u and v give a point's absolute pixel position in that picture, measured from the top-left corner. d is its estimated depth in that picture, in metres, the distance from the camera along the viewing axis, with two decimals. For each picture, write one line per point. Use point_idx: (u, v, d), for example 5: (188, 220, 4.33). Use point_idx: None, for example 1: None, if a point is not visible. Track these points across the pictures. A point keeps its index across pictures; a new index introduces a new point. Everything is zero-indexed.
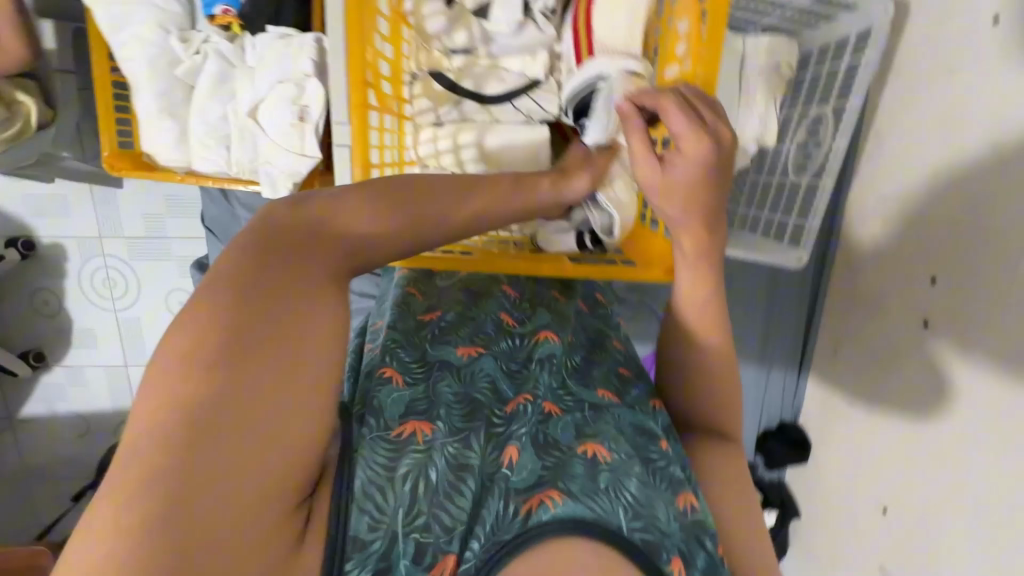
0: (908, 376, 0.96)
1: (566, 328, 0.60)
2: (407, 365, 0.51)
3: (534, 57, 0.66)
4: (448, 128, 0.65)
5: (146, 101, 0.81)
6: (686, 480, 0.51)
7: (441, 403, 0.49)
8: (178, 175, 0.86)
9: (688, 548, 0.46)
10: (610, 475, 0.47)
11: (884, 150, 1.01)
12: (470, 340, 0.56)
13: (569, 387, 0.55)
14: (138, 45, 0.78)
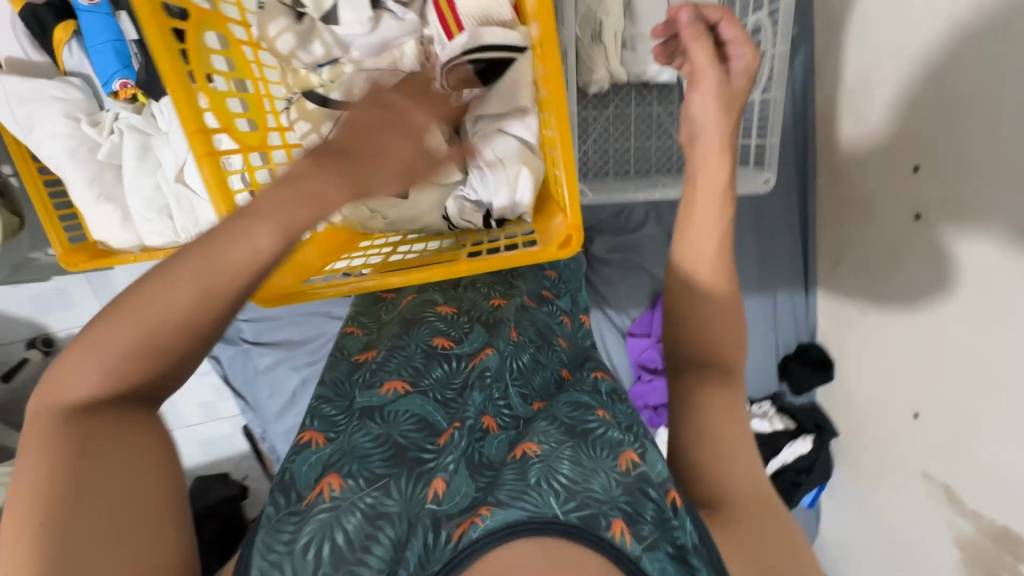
0: (915, 275, 0.90)
1: (499, 335, 0.60)
2: (331, 421, 0.55)
3: (404, 47, 0.62)
4: (335, 146, 0.61)
5: (82, 192, 0.82)
6: (626, 439, 0.49)
7: (355, 457, 0.50)
8: (134, 254, 0.87)
9: (635, 510, 0.44)
10: (541, 466, 0.46)
11: (840, 40, 0.92)
12: (398, 375, 0.57)
13: (508, 397, 0.56)
14: (53, 140, 0.78)
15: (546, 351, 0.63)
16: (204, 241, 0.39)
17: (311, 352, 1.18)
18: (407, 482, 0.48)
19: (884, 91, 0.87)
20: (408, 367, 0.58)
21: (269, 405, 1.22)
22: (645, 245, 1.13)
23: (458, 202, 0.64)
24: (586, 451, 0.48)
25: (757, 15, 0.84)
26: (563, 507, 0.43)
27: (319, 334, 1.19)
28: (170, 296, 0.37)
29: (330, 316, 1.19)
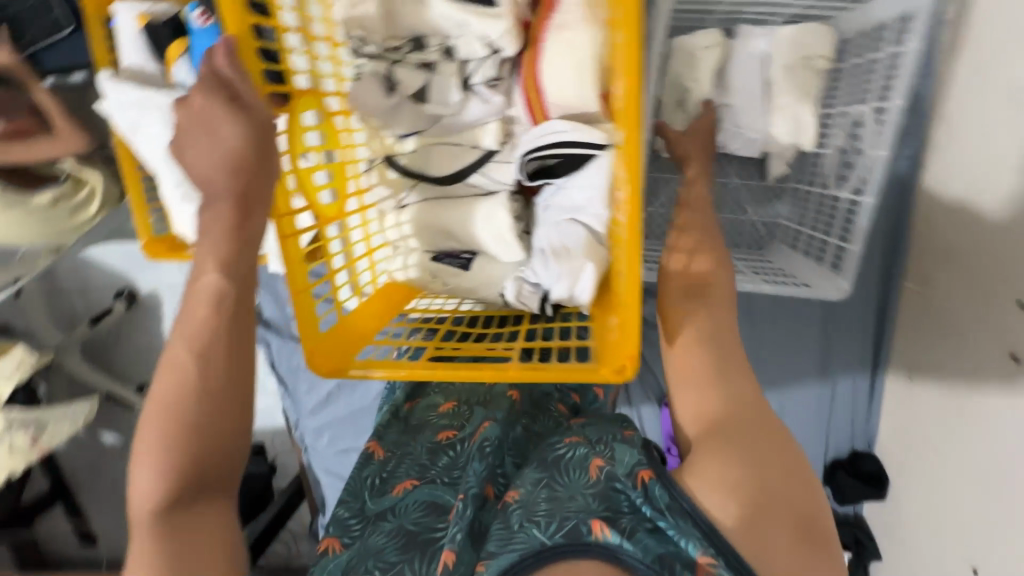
0: (990, 427, 0.72)
1: (494, 409, 0.64)
2: (346, 526, 0.57)
3: (484, 128, 0.62)
4: (408, 211, 0.65)
5: (170, 191, 0.88)
6: (591, 450, 0.55)
7: (371, 555, 0.51)
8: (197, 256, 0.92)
9: (612, 507, 0.49)
10: (521, 510, 0.51)
11: (958, 132, 0.75)
12: (408, 475, 0.59)
13: (506, 466, 0.58)
14: (152, 146, 0.84)
15: (541, 416, 0.66)
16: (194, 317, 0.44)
17: None
18: (421, 564, 0.49)
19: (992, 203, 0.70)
20: (415, 465, 0.60)
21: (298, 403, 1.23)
22: None
23: (516, 284, 0.63)
24: (558, 480, 0.53)
25: (863, 106, 0.77)
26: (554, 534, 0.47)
27: None
28: (178, 370, 0.44)
29: None
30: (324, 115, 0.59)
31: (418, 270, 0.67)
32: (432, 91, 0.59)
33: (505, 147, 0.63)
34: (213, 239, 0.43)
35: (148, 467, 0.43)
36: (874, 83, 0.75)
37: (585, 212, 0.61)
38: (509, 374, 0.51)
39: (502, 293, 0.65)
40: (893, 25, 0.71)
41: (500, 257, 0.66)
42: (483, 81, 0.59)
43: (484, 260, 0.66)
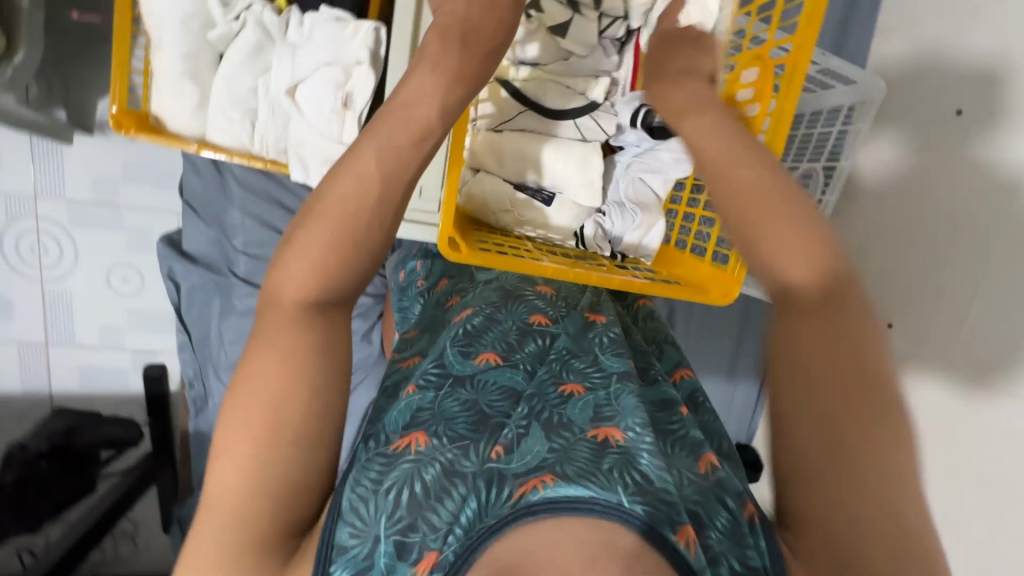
0: None
1: (599, 331, 0.62)
2: (427, 374, 0.56)
3: (596, 80, 0.68)
4: (507, 135, 0.68)
5: (170, 61, 0.75)
6: (705, 445, 0.55)
7: (442, 418, 0.52)
8: (189, 143, 0.79)
9: (703, 513, 0.47)
10: (618, 456, 0.47)
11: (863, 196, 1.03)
12: (493, 347, 0.59)
13: (592, 370, 0.57)
14: (172, 3, 0.72)
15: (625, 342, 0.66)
16: (384, 135, 0.45)
17: None
18: (485, 446, 0.50)
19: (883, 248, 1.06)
20: (502, 342, 0.60)
21: (224, 353, 1.12)
22: None
23: (595, 226, 0.70)
24: (664, 451, 0.53)
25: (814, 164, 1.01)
26: (626, 493, 0.43)
27: None
28: (361, 172, 0.44)
29: None
30: None
31: (499, 197, 0.69)
32: (572, 29, 0.64)
33: (608, 102, 0.70)
34: (440, 81, 0.47)
35: (308, 255, 0.43)
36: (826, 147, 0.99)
37: (661, 174, 0.69)
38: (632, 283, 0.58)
39: (579, 232, 0.71)
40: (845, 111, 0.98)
41: (577, 199, 0.69)
42: (609, 39, 0.67)
43: (562, 201, 0.70)
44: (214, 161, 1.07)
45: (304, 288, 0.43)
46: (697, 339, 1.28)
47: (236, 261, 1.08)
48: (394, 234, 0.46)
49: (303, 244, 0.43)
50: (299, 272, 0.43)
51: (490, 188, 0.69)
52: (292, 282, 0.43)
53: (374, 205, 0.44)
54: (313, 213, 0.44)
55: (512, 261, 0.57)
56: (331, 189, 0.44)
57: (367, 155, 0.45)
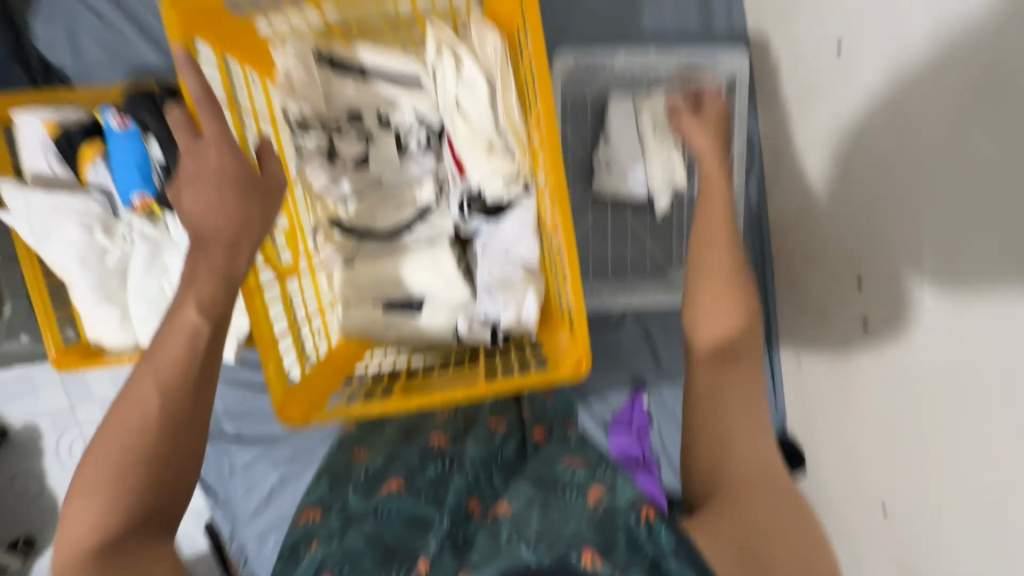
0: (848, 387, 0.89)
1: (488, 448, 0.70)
2: (328, 527, 0.59)
3: (420, 186, 0.70)
4: (356, 268, 0.70)
5: (84, 296, 0.85)
6: (592, 482, 0.57)
7: (351, 555, 0.54)
8: (127, 355, 0.88)
9: (607, 530, 0.49)
10: (511, 531, 0.53)
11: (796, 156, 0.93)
12: (398, 476, 0.65)
13: (483, 487, 0.65)
14: (66, 250, 0.82)
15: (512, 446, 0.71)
16: (152, 361, 0.46)
17: (290, 451, 1.16)
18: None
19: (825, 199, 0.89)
20: (404, 469, 0.66)
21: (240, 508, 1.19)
22: (623, 342, 1.21)
23: (467, 320, 0.70)
24: (555, 508, 0.54)
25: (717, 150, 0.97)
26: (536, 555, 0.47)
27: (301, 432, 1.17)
28: (137, 405, 0.45)
29: None
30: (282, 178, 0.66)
31: (371, 323, 0.71)
32: (372, 158, 0.67)
33: (440, 201, 0.71)
34: (195, 287, 0.47)
35: (88, 504, 0.42)
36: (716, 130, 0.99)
37: (515, 247, 0.69)
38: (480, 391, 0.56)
39: (454, 330, 0.71)
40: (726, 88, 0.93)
41: (447, 300, 0.72)
42: (415, 146, 0.68)
43: (432, 305, 0.72)
44: None
45: (98, 531, 0.42)
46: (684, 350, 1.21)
47: (224, 423, 1.17)
48: (186, 447, 0.46)
49: (82, 495, 0.43)
50: (85, 522, 0.42)
51: (359, 318, 0.71)
52: (79, 532, 0.42)
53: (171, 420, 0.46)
54: (92, 458, 0.44)
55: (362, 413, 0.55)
56: (117, 421, 0.45)
57: (150, 376, 0.46)
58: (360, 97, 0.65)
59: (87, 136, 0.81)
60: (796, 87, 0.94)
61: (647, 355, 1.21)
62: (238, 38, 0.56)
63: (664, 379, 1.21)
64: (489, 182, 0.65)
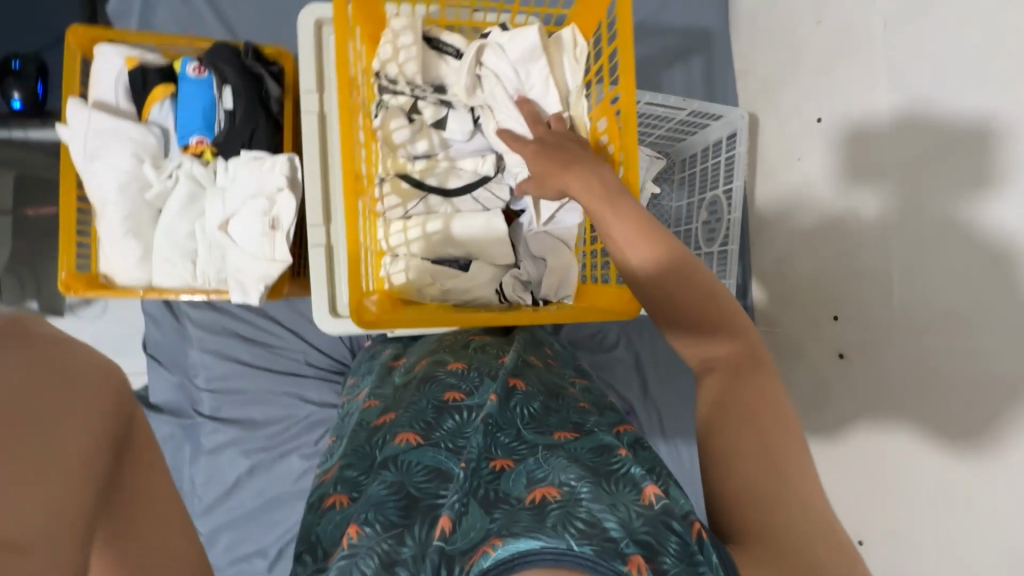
0: (851, 401, 1.00)
1: (522, 434, 0.57)
2: (351, 482, 0.57)
3: (483, 159, 0.77)
4: (417, 219, 0.75)
5: (112, 224, 0.84)
6: (646, 476, 0.49)
7: (373, 507, 0.50)
8: (138, 291, 0.86)
9: (655, 541, 0.42)
10: (560, 511, 0.44)
11: (793, 213, 1.12)
12: (411, 431, 0.58)
13: (521, 438, 0.56)
14: (110, 175, 0.84)
15: (557, 399, 0.67)
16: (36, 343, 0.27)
17: (268, 436, 1.10)
18: (421, 528, 0.47)
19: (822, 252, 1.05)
20: (419, 422, 0.60)
21: (193, 499, 1.07)
22: (614, 367, 1.21)
23: (512, 279, 0.76)
24: (605, 488, 0.48)
25: (716, 192, 1.14)
26: (574, 537, 0.41)
27: (282, 418, 1.10)
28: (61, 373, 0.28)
29: (301, 400, 1.12)
30: (364, 129, 0.75)
31: (418, 273, 0.74)
32: (450, 121, 0.76)
33: (498, 174, 0.78)
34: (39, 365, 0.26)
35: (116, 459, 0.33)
36: (721, 173, 1.14)
37: (562, 223, 0.76)
38: (540, 317, 0.67)
39: (498, 287, 0.76)
40: (726, 141, 1.12)
41: (493, 260, 0.76)
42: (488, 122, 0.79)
43: (480, 264, 0.76)
44: (169, 308, 1.12)
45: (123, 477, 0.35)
46: (670, 380, 1.23)
47: (200, 400, 1.10)
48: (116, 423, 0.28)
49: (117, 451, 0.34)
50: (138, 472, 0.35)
51: (409, 267, 0.74)
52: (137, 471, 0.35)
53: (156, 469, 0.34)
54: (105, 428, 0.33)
55: (436, 321, 0.65)
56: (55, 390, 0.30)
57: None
58: (447, 72, 0.78)
59: (162, 79, 0.88)
60: (777, 155, 1.15)
61: (634, 382, 1.21)
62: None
63: (650, 409, 1.20)
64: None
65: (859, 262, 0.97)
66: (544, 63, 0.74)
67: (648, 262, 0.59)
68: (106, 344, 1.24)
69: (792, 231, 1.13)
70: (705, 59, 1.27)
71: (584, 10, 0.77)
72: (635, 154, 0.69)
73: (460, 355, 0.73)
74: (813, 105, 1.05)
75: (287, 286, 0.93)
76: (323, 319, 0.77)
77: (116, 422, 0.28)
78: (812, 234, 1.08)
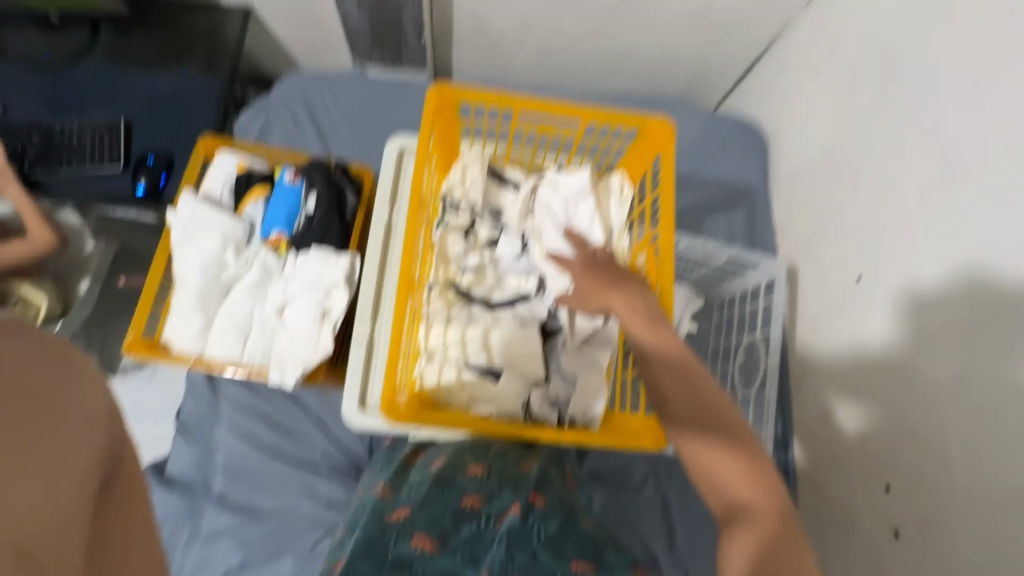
0: None
1: (539, 558, 0.55)
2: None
3: (526, 278, 0.83)
4: (458, 325, 0.79)
5: (186, 297, 0.94)
6: None
7: None
8: (189, 360, 0.92)
9: None
10: None
11: (835, 367, 1.09)
12: (428, 533, 0.57)
13: (536, 563, 0.54)
14: (197, 255, 0.95)
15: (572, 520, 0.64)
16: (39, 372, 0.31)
17: (269, 531, 1.05)
18: None
19: (871, 418, 1.00)
20: (435, 526, 0.58)
21: None
22: (640, 509, 1.12)
23: (540, 396, 0.76)
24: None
25: (753, 336, 1.15)
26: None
27: (287, 512, 1.07)
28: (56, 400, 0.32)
29: (310, 494, 1.09)
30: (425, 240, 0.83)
31: (452, 377, 0.76)
32: (501, 242, 0.84)
33: (539, 293, 0.83)
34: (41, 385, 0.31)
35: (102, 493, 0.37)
36: (758, 320, 1.15)
37: (594, 345, 0.79)
38: (565, 437, 0.66)
39: (525, 402, 0.76)
40: (764, 289, 1.15)
41: (523, 373, 0.77)
42: None
43: (509, 375, 0.76)
44: (211, 382, 1.17)
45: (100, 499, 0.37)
46: (701, 534, 1.12)
47: (213, 479, 1.09)
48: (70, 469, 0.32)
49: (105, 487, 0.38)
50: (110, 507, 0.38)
51: (442, 372, 0.77)
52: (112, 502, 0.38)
53: (136, 501, 0.40)
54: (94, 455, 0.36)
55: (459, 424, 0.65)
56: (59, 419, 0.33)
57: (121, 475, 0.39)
58: (506, 201, 0.87)
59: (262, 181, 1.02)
60: (818, 308, 1.15)
61: (660, 531, 1.11)
62: (444, 134, 0.84)
63: (676, 566, 1.08)
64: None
65: (912, 429, 0.91)
66: (592, 201, 0.82)
67: (673, 380, 0.63)
68: (142, 410, 1.28)
69: (836, 389, 1.09)
70: (746, 213, 1.35)
71: (632, 162, 0.86)
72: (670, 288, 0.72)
73: (479, 457, 0.72)
74: (852, 264, 1.08)
75: (323, 375, 0.96)
76: (348, 408, 0.77)
77: (106, 443, 0.35)
78: (857, 391, 1.04)
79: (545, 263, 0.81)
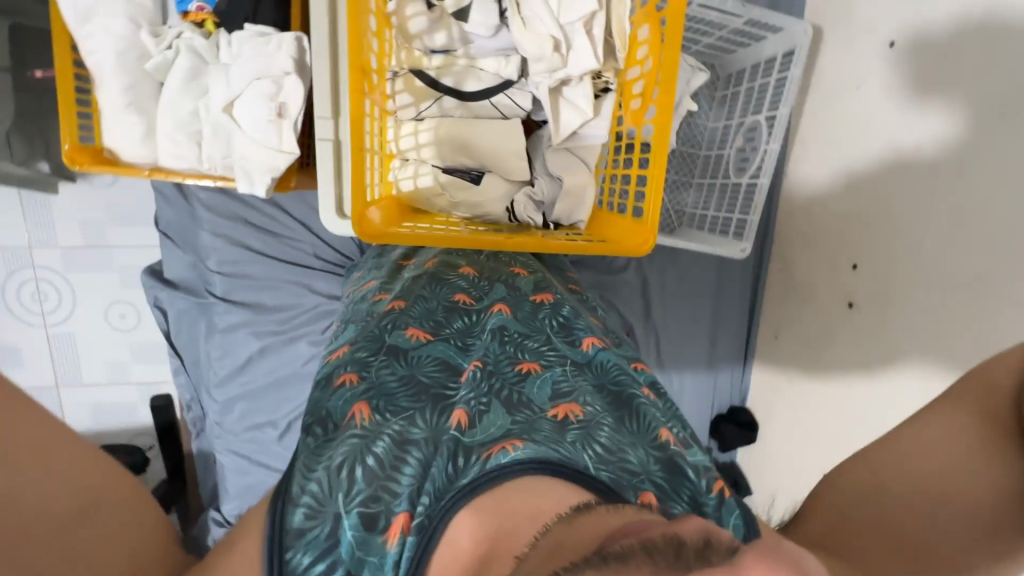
0: (849, 345, 1.02)
1: (553, 342, 0.60)
2: (362, 366, 0.56)
3: (506, 60, 0.70)
4: (429, 123, 0.70)
5: (113, 95, 0.80)
6: (665, 420, 0.54)
7: (385, 390, 0.53)
8: (144, 170, 0.83)
9: (669, 484, 0.48)
10: (581, 433, 0.49)
11: (834, 148, 1.04)
12: (422, 325, 0.60)
13: (541, 349, 0.58)
14: (107, 40, 0.79)
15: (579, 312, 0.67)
16: None
17: (279, 322, 1.14)
18: (432, 414, 0.51)
19: (852, 194, 1.01)
20: (429, 319, 0.61)
21: (211, 370, 1.16)
22: (621, 289, 1.20)
23: (525, 199, 0.72)
24: (627, 425, 0.52)
25: (758, 116, 1.05)
26: (592, 458, 0.46)
27: (291, 305, 1.14)
28: None
29: (309, 290, 1.14)
30: (377, 8, 0.65)
31: (429, 181, 0.71)
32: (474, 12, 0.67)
33: (522, 79, 0.72)
34: None
35: None
36: (766, 97, 1.04)
37: (583, 140, 0.72)
38: (544, 245, 0.64)
39: (508, 206, 0.72)
40: (780, 59, 1.01)
41: (507, 175, 0.72)
42: None
43: (492, 178, 0.72)
44: (180, 188, 1.11)
45: None
46: (674, 307, 1.23)
47: (212, 281, 1.12)
48: None
49: None
50: None
51: (420, 177, 0.72)
52: None
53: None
54: None
55: (434, 239, 0.62)
56: None
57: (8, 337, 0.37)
58: None
59: None
60: (832, 80, 1.03)
61: (638, 304, 1.21)
62: None
63: (650, 333, 1.22)
64: (575, 88, 0.69)
65: (897, 215, 0.93)
66: None
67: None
68: (124, 214, 1.26)
69: (830, 173, 1.05)
70: None
71: None
72: (671, 70, 0.61)
73: (473, 261, 0.73)
74: (889, 25, 0.93)
75: (294, 178, 0.90)
76: (328, 219, 0.74)
77: None
78: (850, 172, 1.01)
79: (525, 38, 0.67)
